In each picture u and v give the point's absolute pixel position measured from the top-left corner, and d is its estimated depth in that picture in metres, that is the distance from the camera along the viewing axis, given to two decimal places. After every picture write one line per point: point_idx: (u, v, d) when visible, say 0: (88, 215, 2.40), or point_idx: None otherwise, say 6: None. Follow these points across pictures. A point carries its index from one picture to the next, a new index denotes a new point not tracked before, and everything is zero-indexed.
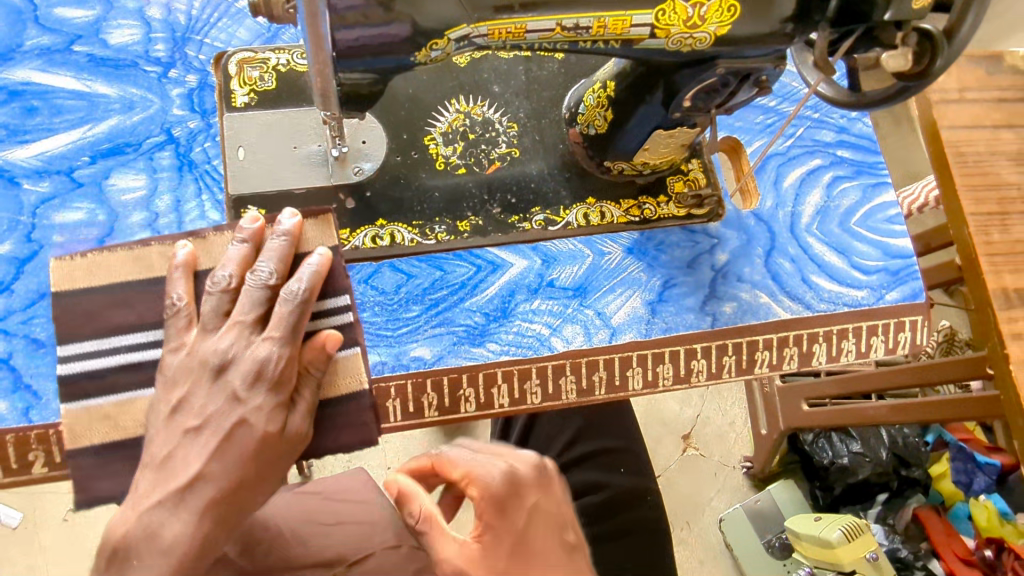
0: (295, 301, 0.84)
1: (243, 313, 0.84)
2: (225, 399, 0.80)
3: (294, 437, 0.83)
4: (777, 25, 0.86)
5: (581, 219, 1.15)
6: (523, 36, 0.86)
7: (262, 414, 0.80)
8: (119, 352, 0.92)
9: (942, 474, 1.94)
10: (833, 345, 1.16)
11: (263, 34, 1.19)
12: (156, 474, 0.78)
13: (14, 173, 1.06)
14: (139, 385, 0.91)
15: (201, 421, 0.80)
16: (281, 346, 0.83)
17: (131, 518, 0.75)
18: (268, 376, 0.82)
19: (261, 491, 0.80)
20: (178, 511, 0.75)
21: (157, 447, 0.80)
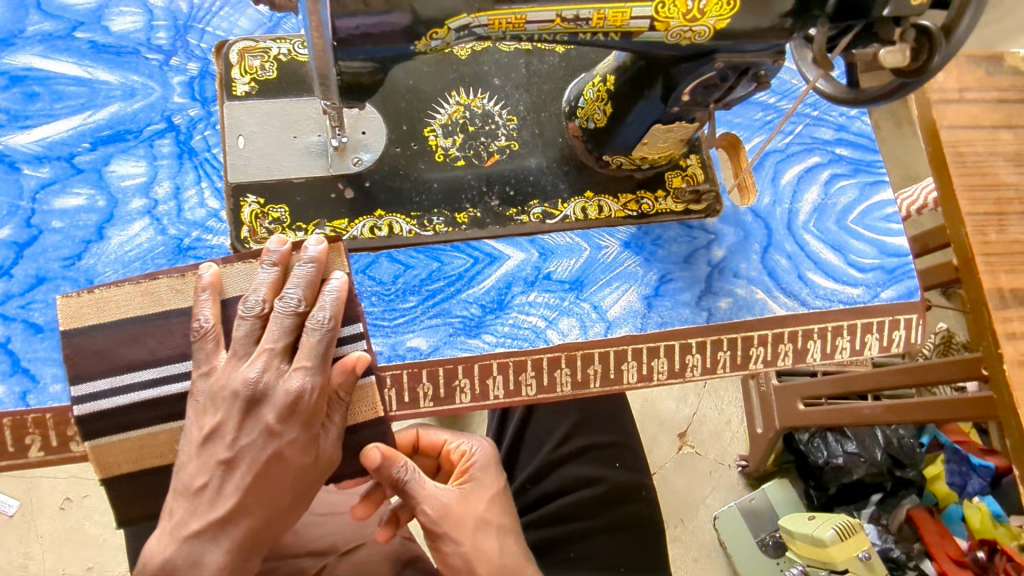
0: (323, 329, 0.90)
1: (272, 341, 0.89)
2: (260, 433, 0.87)
3: (324, 463, 0.93)
4: (777, 20, 0.87)
5: (580, 213, 1.15)
6: (523, 26, 0.87)
7: (296, 448, 0.88)
8: (132, 390, 0.98)
9: (936, 476, 1.96)
10: (827, 342, 1.16)
11: (265, 24, 1.19)
12: (191, 501, 0.87)
13: (14, 159, 1.06)
14: (157, 420, 0.98)
15: (234, 454, 0.87)
16: (311, 375, 0.89)
17: (172, 545, 0.85)
18: (300, 407, 0.88)
19: (291, 519, 0.91)
20: (217, 541, 0.86)
21: (190, 474, 0.88)
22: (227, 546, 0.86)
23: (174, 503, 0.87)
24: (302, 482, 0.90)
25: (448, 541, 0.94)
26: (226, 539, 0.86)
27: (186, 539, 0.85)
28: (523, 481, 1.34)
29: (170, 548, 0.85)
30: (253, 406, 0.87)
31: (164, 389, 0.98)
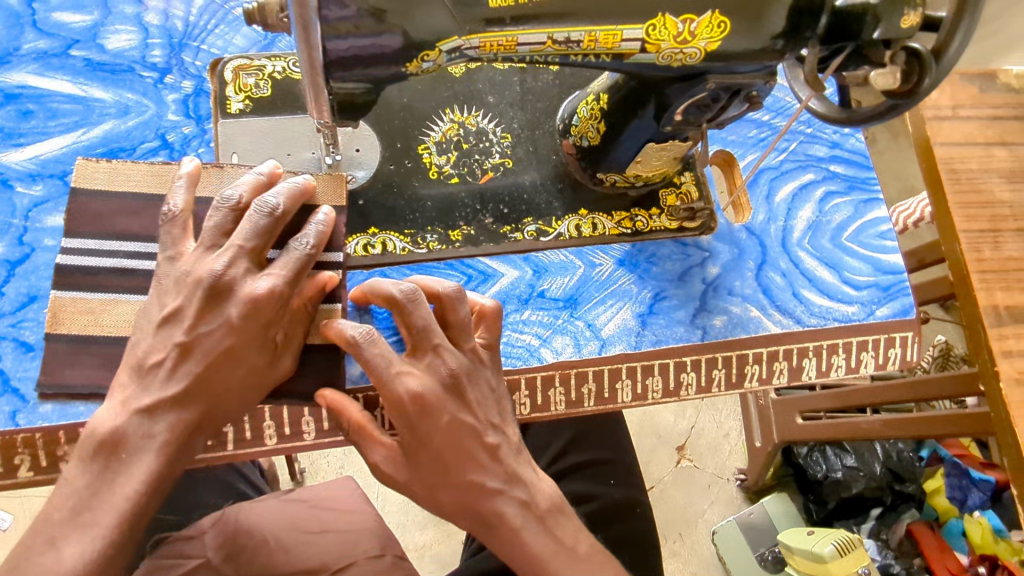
0: (304, 250, 0.92)
1: (242, 239, 0.89)
2: (221, 324, 0.86)
3: (278, 372, 0.93)
4: (768, 42, 0.86)
5: (573, 230, 1.15)
6: (515, 48, 0.87)
7: (252, 348, 0.88)
8: (117, 256, 1.00)
9: (936, 490, 1.94)
10: (822, 360, 1.16)
11: (260, 42, 1.20)
12: (144, 377, 0.86)
13: (7, 176, 1.06)
14: (128, 290, 0.99)
15: (190, 339, 0.86)
16: (280, 283, 0.88)
17: (122, 417, 0.83)
18: (262, 312, 0.87)
19: (235, 412, 0.90)
20: (163, 417, 0.84)
21: (145, 350, 0.87)
22: (173, 423, 0.84)
23: (125, 378, 0.86)
24: (255, 383, 0.90)
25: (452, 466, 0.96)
26: (175, 417, 0.85)
27: (136, 411, 0.83)
28: None
29: (121, 418, 0.83)
30: (215, 299, 0.87)
31: (144, 263, 1.00)
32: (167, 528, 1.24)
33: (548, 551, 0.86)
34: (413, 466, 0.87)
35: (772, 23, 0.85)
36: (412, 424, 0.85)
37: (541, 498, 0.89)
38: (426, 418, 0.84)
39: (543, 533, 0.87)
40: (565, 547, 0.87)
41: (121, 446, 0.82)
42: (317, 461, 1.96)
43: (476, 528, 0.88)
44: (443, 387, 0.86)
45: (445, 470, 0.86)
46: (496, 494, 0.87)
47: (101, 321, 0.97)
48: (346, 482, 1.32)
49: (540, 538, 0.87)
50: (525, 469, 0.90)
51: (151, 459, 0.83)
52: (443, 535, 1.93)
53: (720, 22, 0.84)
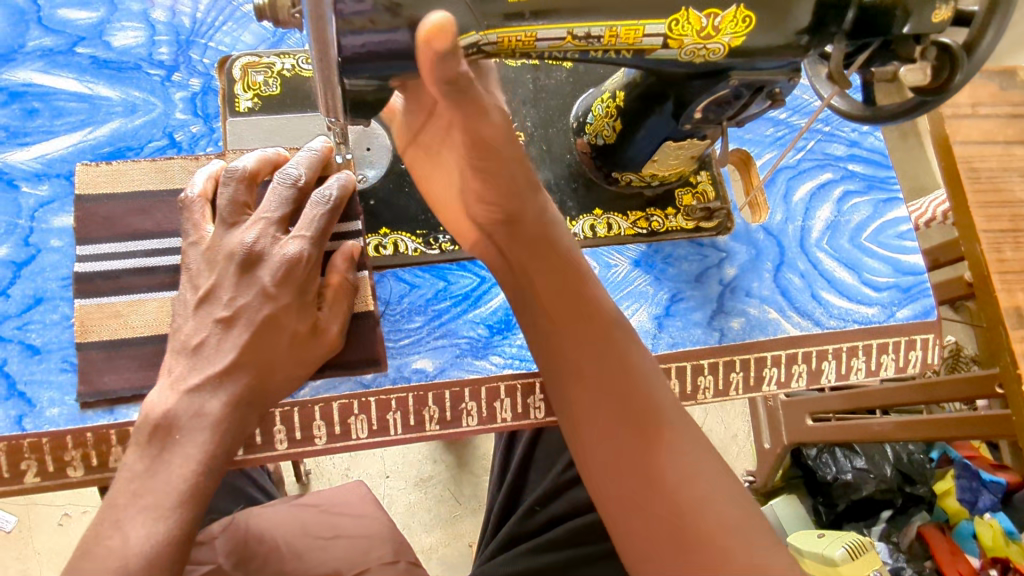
0: (326, 205, 0.92)
1: (268, 211, 0.90)
2: (257, 294, 0.87)
3: (324, 343, 0.93)
4: (793, 37, 0.84)
5: (588, 230, 1.13)
6: (534, 44, 0.84)
7: (293, 313, 0.88)
8: (134, 256, 0.99)
9: (947, 492, 1.90)
10: (842, 362, 1.13)
11: (269, 39, 1.18)
12: (191, 358, 0.84)
13: (12, 176, 1.04)
14: (151, 288, 0.98)
15: (232, 313, 0.86)
16: (308, 244, 0.90)
17: (172, 398, 0.81)
18: (296, 273, 0.88)
19: (283, 387, 0.89)
20: (217, 393, 0.83)
21: (188, 333, 0.86)
22: (227, 398, 0.83)
23: (172, 361, 0.85)
24: (300, 353, 0.90)
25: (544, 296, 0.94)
26: (226, 393, 0.83)
27: (186, 392, 0.82)
28: (532, 503, 1.27)
29: (172, 400, 0.81)
30: (250, 268, 0.87)
31: (163, 259, 0.99)
32: None
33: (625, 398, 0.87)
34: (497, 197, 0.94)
35: (797, 18, 0.82)
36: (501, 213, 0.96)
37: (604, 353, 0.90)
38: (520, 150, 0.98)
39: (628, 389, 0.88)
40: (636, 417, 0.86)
41: (175, 428, 0.80)
42: (323, 463, 1.94)
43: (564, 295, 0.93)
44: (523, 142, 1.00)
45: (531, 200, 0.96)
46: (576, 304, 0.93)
47: (129, 322, 0.96)
48: (358, 486, 1.31)
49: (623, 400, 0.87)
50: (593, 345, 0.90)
51: (205, 437, 0.80)
52: (451, 537, 1.92)
53: (746, 17, 0.82)
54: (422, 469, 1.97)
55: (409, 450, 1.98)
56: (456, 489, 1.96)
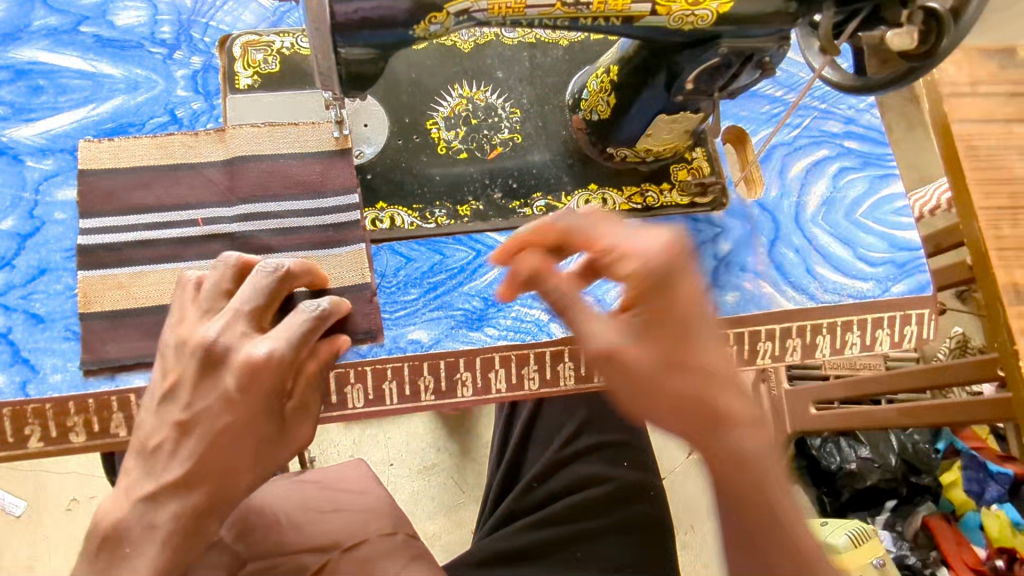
0: (309, 313, 0.82)
1: (241, 302, 0.82)
2: (217, 399, 0.77)
3: (285, 446, 0.84)
4: (782, 4, 0.86)
5: (583, 205, 1.14)
6: (523, 11, 0.86)
7: (256, 423, 0.79)
8: (134, 230, 1.01)
9: (953, 483, 1.89)
10: (837, 337, 1.14)
11: (269, 18, 1.20)
12: (146, 462, 0.78)
13: (18, 151, 1.06)
14: (153, 260, 1.00)
15: (190, 417, 0.78)
16: (279, 345, 0.78)
17: (124, 505, 0.77)
18: (262, 381, 0.77)
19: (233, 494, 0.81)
20: (159, 506, 0.77)
21: (146, 431, 0.79)
22: (175, 511, 0.77)
23: (128, 461, 0.80)
24: (264, 457, 0.82)
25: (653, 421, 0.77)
26: (179, 504, 0.78)
27: (138, 500, 0.77)
28: (531, 479, 1.29)
29: (123, 508, 0.77)
30: (211, 367, 0.78)
31: (164, 232, 1.01)
32: None
33: (779, 471, 0.72)
34: (654, 333, 0.75)
35: None
36: (649, 278, 0.75)
37: (766, 431, 0.74)
38: (672, 276, 0.75)
39: (768, 446, 0.74)
40: (801, 515, 0.72)
41: (124, 539, 0.77)
42: (327, 449, 1.96)
43: (705, 316, 0.76)
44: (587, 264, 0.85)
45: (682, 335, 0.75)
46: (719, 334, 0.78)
47: (132, 294, 0.98)
48: (358, 464, 1.32)
49: (785, 489, 0.72)
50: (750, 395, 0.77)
51: (155, 551, 0.77)
52: (454, 525, 1.93)
53: None
54: (426, 457, 1.99)
55: (412, 438, 2.00)
56: (459, 477, 1.98)
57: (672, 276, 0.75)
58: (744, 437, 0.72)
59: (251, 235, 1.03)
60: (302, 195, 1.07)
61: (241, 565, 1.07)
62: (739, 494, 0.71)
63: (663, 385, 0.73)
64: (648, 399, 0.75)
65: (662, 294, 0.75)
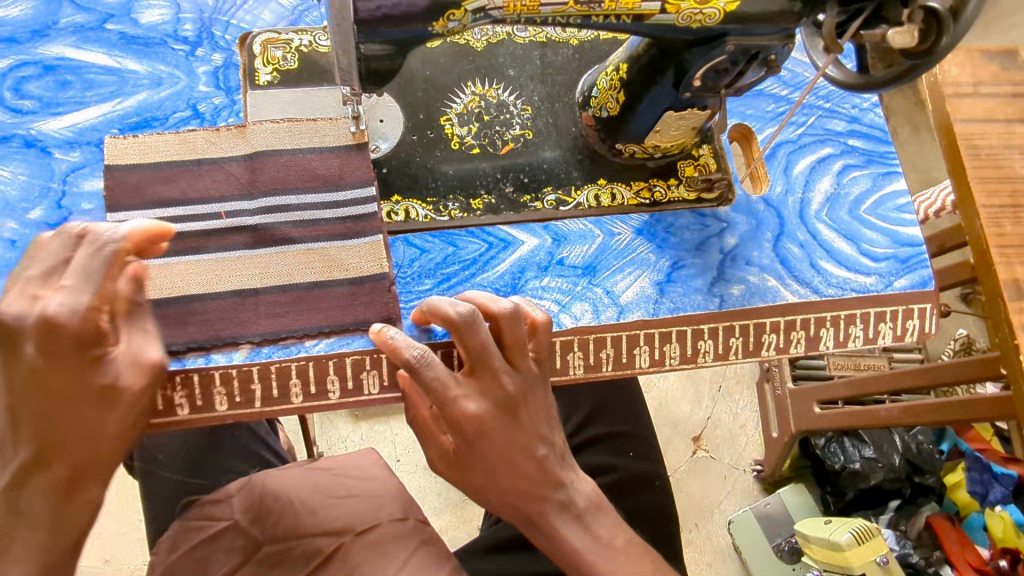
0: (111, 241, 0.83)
1: (63, 277, 0.80)
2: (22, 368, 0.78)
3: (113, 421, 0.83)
4: (786, 4, 0.89)
5: (592, 200, 1.17)
6: (538, 9, 0.89)
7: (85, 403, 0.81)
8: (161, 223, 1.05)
9: (957, 483, 1.92)
10: (840, 330, 1.16)
11: (287, 17, 1.23)
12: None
13: (46, 144, 1.10)
14: (178, 252, 1.04)
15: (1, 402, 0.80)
16: (71, 296, 0.78)
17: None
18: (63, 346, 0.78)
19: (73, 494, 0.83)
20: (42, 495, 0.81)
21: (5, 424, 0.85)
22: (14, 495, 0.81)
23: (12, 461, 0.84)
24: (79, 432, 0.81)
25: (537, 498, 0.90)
26: (41, 479, 0.81)
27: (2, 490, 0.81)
28: None
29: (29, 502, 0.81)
30: (9, 343, 0.78)
31: (189, 226, 1.05)
32: (194, 490, 1.28)
33: (586, 547, 0.90)
34: (464, 470, 0.91)
35: None
36: (451, 424, 0.87)
37: (580, 499, 0.92)
38: (479, 432, 0.87)
39: (580, 530, 0.91)
40: (602, 544, 0.91)
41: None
42: (335, 445, 1.99)
43: (491, 442, 0.88)
44: (497, 407, 0.88)
45: (471, 451, 0.89)
46: (539, 435, 0.91)
47: (159, 285, 1.02)
48: (368, 453, 1.35)
49: (580, 536, 0.90)
50: (567, 473, 0.93)
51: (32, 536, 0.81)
52: (459, 521, 1.96)
53: None
54: None
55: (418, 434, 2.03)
56: None
57: (479, 431, 0.87)
58: (551, 520, 0.90)
59: (273, 227, 1.07)
60: (320, 187, 1.10)
61: (256, 548, 1.13)
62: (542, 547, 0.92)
63: (480, 496, 0.92)
64: (473, 498, 0.93)
65: (472, 438, 0.87)
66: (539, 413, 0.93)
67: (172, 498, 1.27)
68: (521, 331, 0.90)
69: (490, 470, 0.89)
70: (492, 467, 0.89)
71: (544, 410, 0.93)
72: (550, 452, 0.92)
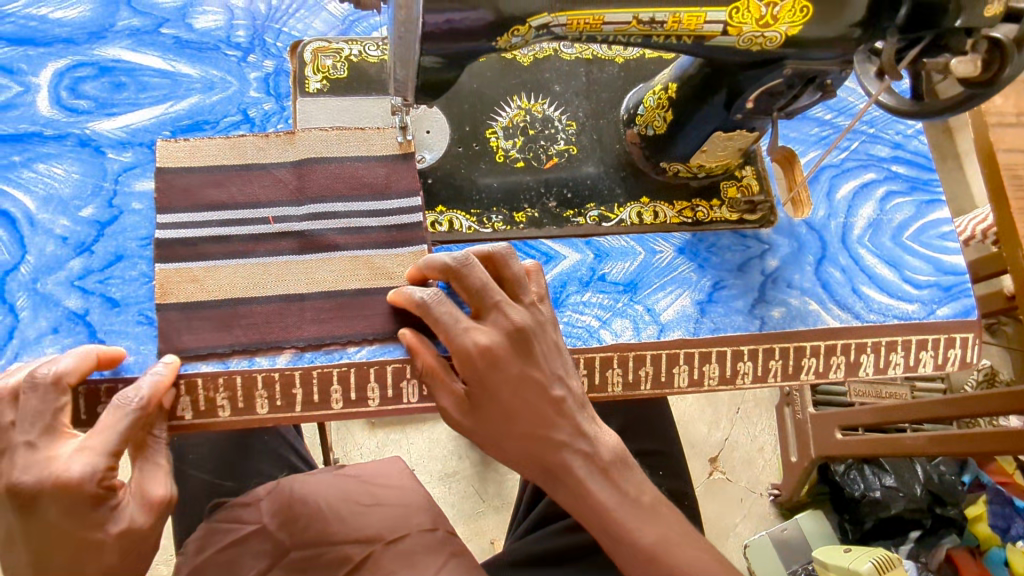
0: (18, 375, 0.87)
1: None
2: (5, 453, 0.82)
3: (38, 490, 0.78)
4: (846, 30, 0.90)
5: (635, 217, 1.17)
6: (601, 27, 0.90)
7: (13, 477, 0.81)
8: (210, 226, 1.06)
9: (977, 517, 1.86)
10: (881, 356, 1.15)
11: (338, 26, 1.25)
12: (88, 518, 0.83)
13: (99, 143, 1.11)
14: (226, 255, 1.04)
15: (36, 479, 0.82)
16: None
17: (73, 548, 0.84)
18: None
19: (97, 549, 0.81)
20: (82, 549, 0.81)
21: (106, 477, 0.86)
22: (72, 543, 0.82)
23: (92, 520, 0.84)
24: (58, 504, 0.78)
25: (559, 444, 0.88)
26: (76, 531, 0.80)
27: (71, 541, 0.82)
28: None
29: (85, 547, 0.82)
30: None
31: (237, 229, 1.06)
32: (222, 492, 1.28)
33: (609, 497, 0.86)
34: (481, 414, 0.89)
35: (851, 12, 0.89)
36: (462, 359, 0.87)
37: (605, 451, 0.89)
38: (490, 365, 0.87)
39: (606, 483, 0.87)
40: (629, 500, 0.87)
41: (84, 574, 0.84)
42: (352, 451, 1.98)
43: (505, 377, 0.87)
44: (510, 341, 0.88)
45: (486, 390, 0.88)
46: (555, 377, 0.90)
47: (206, 287, 1.03)
48: (395, 461, 1.34)
49: (606, 490, 0.87)
50: (588, 422, 0.90)
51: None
52: (473, 533, 1.95)
53: (803, 7, 0.88)
54: (448, 464, 2.01)
55: (435, 444, 2.02)
56: (480, 486, 1.99)
57: (492, 363, 0.87)
58: (571, 465, 0.87)
59: (319, 233, 1.07)
60: (367, 196, 1.11)
61: (283, 553, 1.13)
62: (566, 502, 0.89)
63: (499, 444, 0.90)
64: (491, 448, 0.91)
65: (484, 372, 0.87)
66: (554, 356, 0.92)
67: (201, 499, 1.27)
68: (518, 269, 0.94)
69: (508, 410, 0.88)
70: (509, 405, 0.88)
71: (559, 354, 0.92)
72: (569, 397, 0.90)
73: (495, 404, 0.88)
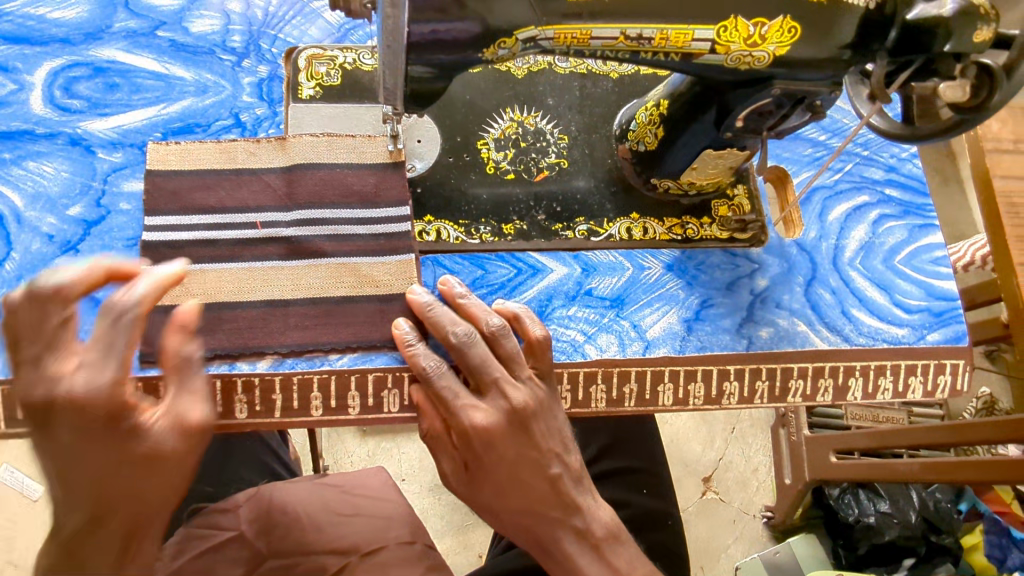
0: None
1: None
2: None
3: None
4: (836, 51, 0.89)
5: (624, 232, 1.17)
6: (588, 42, 0.90)
7: None
8: (196, 229, 1.05)
9: (975, 546, 1.83)
10: (869, 381, 1.13)
11: (334, 34, 1.26)
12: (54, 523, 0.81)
13: (91, 143, 1.11)
14: (213, 259, 1.04)
15: None
16: None
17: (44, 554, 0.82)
18: None
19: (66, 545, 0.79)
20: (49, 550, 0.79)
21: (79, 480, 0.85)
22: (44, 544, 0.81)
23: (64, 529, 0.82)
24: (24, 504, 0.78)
25: (552, 520, 0.90)
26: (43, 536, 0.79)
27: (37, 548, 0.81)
28: None
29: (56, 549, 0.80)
30: None
31: (223, 233, 1.06)
32: (201, 496, 1.27)
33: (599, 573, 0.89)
34: (477, 485, 0.91)
35: (841, 33, 0.88)
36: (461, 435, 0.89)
37: (598, 527, 0.91)
38: (488, 444, 0.88)
39: (597, 558, 0.90)
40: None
41: None
42: (341, 459, 1.97)
43: (503, 456, 0.89)
44: (508, 422, 0.89)
45: (483, 465, 0.90)
46: (553, 454, 0.91)
47: (190, 289, 1.02)
48: (378, 472, 1.32)
49: (596, 566, 0.89)
50: (583, 497, 0.92)
51: None
52: (460, 546, 1.93)
53: (791, 28, 0.88)
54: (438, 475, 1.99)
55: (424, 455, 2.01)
56: None
57: (489, 443, 0.88)
58: (563, 543, 0.89)
59: (306, 239, 1.07)
60: (356, 203, 1.10)
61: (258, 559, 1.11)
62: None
63: (495, 516, 0.92)
64: (485, 517, 0.93)
65: (482, 451, 0.88)
66: (553, 433, 0.94)
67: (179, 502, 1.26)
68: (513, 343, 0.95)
69: (505, 486, 0.89)
70: (506, 481, 0.89)
71: (558, 432, 0.94)
72: (566, 474, 0.92)
73: (492, 479, 0.89)
